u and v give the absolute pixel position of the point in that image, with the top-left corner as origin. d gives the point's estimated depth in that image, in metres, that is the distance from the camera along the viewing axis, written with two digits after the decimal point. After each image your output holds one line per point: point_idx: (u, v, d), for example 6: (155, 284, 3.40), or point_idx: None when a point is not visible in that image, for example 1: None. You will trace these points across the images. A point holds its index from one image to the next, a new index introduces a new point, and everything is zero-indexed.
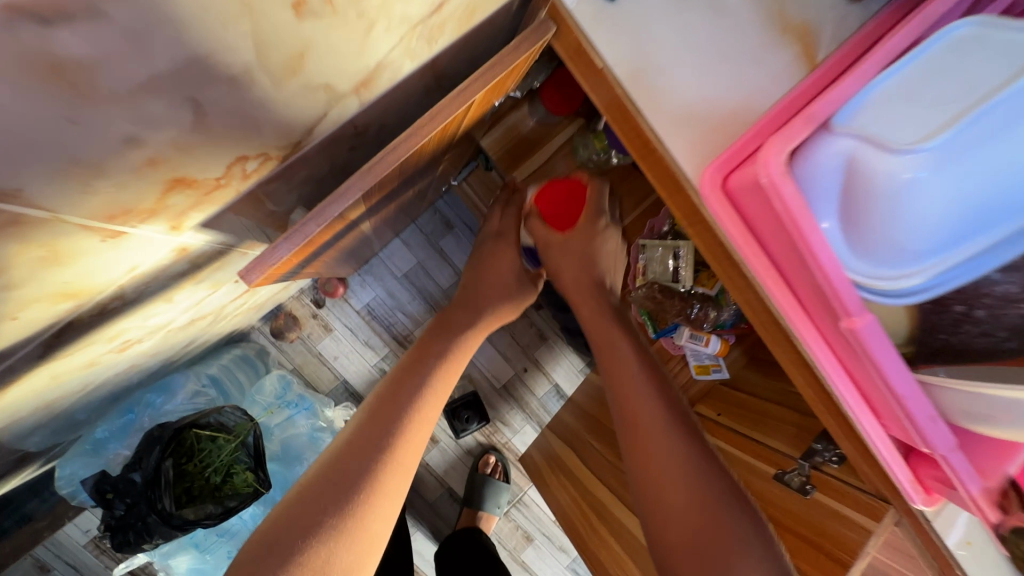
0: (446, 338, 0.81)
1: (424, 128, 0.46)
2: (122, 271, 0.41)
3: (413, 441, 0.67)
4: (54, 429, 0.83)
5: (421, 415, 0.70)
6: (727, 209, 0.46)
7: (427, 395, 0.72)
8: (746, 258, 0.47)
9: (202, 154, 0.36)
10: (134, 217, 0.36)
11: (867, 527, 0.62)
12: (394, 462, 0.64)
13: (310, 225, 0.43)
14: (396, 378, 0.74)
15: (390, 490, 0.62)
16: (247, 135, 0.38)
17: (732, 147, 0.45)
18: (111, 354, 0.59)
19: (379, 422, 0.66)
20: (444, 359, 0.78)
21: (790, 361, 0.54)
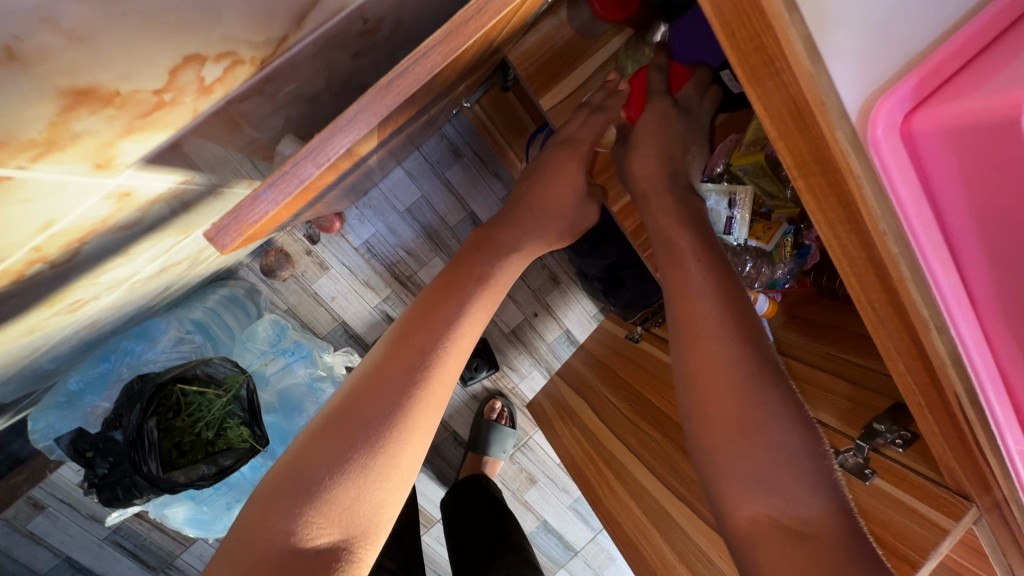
0: (486, 260, 0.64)
1: (467, 25, 0.31)
2: (30, 235, 0.28)
3: (447, 378, 0.55)
4: (20, 381, 0.73)
5: (457, 349, 0.56)
6: (904, 161, 0.35)
7: (464, 324, 0.57)
8: (915, 230, 0.36)
9: (118, 45, 0.23)
10: (18, 155, 0.23)
11: (942, 526, 0.55)
12: (424, 404, 0.52)
13: (305, 165, 0.30)
14: (429, 298, 0.58)
15: (420, 438, 0.51)
16: (191, 16, 0.25)
17: (923, 75, 0.34)
18: (58, 317, 0.47)
19: (407, 356, 0.53)
20: (485, 281, 0.61)
21: (895, 350, 0.42)
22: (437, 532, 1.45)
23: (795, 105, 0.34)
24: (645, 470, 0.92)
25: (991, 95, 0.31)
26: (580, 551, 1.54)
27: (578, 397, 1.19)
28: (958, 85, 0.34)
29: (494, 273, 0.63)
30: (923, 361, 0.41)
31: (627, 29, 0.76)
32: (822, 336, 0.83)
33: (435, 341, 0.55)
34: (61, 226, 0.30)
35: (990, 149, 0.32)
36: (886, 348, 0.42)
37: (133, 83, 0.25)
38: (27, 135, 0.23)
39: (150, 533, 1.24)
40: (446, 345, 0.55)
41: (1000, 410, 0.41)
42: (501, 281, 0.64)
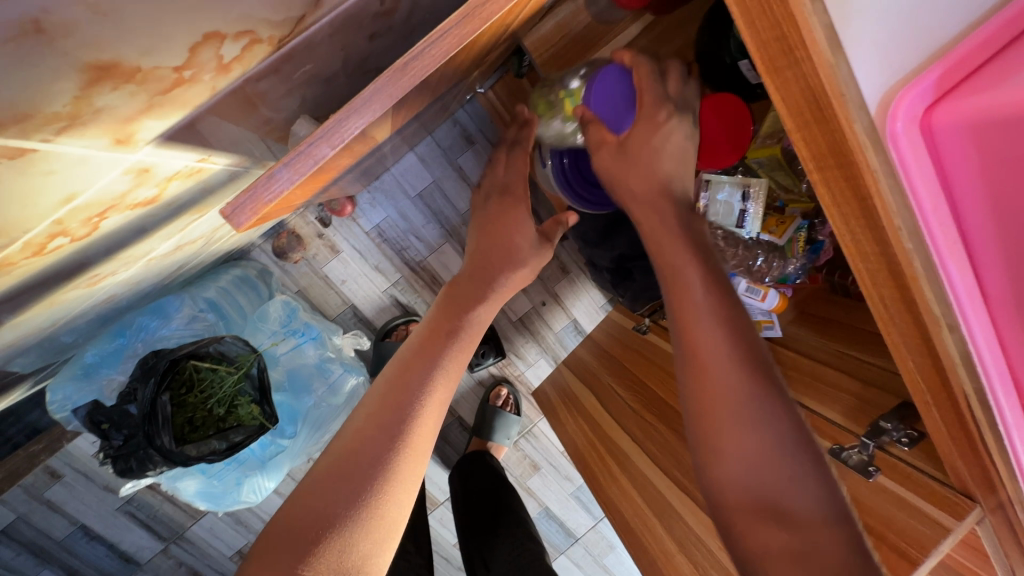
0: (457, 310, 0.67)
1: (483, 8, 0.30)
2: (53, 208, 0.29)
3: (426, 433, 0.57)
4: (39, 353, 0.74)
5: (434, 404, 0.59)
6: (923, 155, 0.35)
7: (439, 378, 0.60)
8: (930, 225, 0.36)
9: (143, 23, 0.22)
10: (42, 127, 0.23)
11: (944, 524, 0.55)
12: (407, 459, 0.54)
13: (321, 146, 0.30)
14: (405, 357, 0.61)
15: (404, 492, 0.54)
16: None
17: (950, 66, 0.34)
18: (78, 290, 0.48)
19: (388, 413, 0.55)
20: (457, 333, 0.64)
21: (902, 348, 0.41)
22: (441, 514, 1.47)
23: (812, 96, 0.34)
24: (648, 461, 0.92)
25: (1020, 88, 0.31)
26: (581, 538, 1.56)
27: (584, 387, 1.20)
28: (983, 77, 0.33)
29: (464, 325, 0.66)
30: (932, 358, 0.40)
31: (645, 16, 0.75)
32: (832, 333, 0.82)
33: (414, 397, 0.57)
34: (83, 200, 0.30)
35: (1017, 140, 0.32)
36: (895, 344, 0.41)
37: (154, 59, 0.25)
38: (51, 109, 0.23)
39: (162, 504, 1.28)
40: (424, 401, 0.57)
41: (1004, 403, 0.41)
42: (473, 329, 0.67)
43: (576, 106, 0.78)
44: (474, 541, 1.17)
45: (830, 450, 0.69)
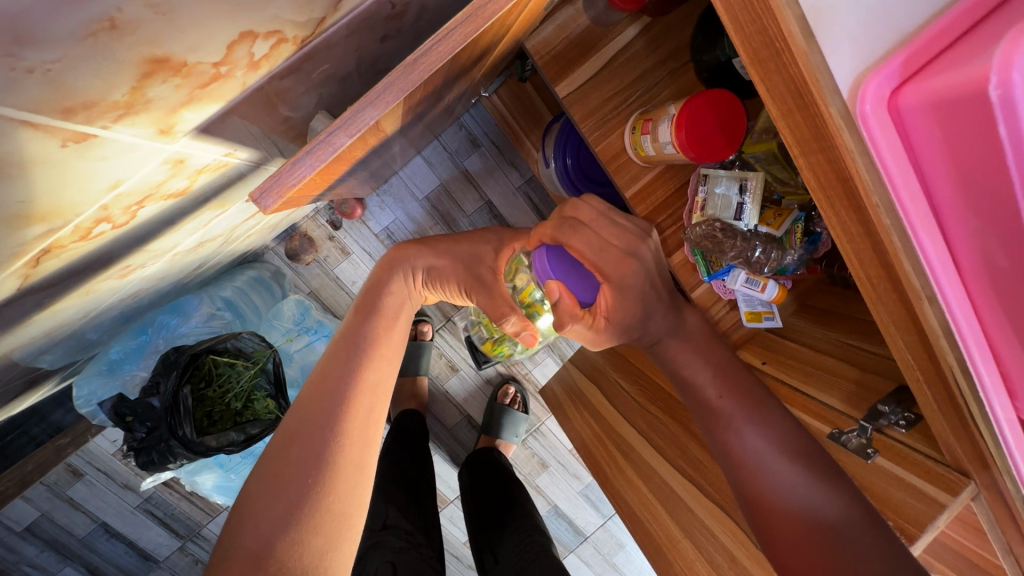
0: (376, 292, 0.74)
1: (486, 7, 0.33)
2: (102, 194, 0.32)
3: (363, 418, 0.63)
4: (66, 349, 0.77)
5: (367, 389, 0.65)
6: (891, 134, 0.35)
7: (371, 365, 0.67)
8: (901, 203, 0.37)
9: (192, 22, 0.26)
10: (102, 115, 0.26)
11: (938, 500, 0.56)
12: (347, 449, 0.60)
13: (339, 135, 0.33)
14: (334, 349, 0.68)
15: (354, 477, 0.59)
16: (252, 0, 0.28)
17: (914, 48, 0.34)
18: (111, 281, 0.52)
19: (323, 405, 0.61)
20: (375, 313, 0.72)
21: (891, 323, 0.43)
22: (451, 513, 1.49)
23: (794, 83, 0.37)
24: (655, 452, 0.93)
25: (975, 69, 0.31)
26: (590, 536, 1.57)
27: (590, 383, 1.22)
28: (948, 59, 0.34)
29: (382, 304, 0.74)
30: (921, 334, 0.42)
31: (642, 17, 0.78)
32: (833, 324, 0.83)
33: (345, 385, 0.63)
34: (126, 187, 0.33)
35: (974, 121, 0.32)
36: (884, 320, 0.43)
37: (198, 55, 0.28)
38: (112, 98, 0.26)
39: (179, 502, 1.31)
40: (354, 386, 0.64)
41: (986, 378, 0.41)
42: (390, 307, 0.74)
43: (577, 105, 0.81)
44: (482, 533, 1.20)
45: (831, 433, 0.71)
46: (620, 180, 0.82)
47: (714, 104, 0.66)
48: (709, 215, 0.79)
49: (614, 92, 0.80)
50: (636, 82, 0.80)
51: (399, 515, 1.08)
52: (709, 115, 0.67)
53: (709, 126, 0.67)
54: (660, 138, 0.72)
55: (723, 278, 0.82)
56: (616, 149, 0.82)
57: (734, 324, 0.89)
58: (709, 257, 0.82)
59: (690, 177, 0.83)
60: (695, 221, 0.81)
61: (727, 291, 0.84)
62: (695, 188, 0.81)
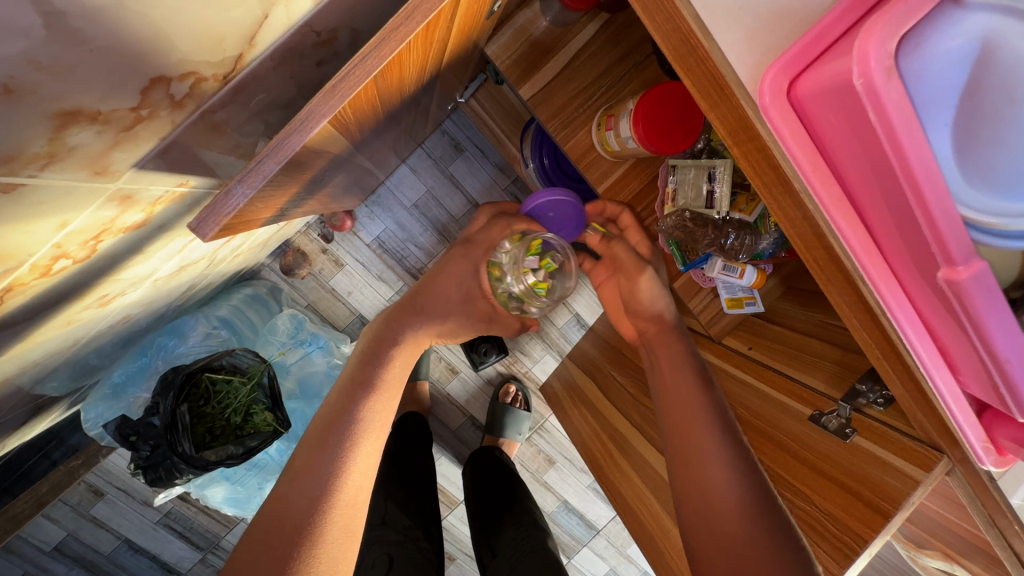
0: (372, 361, 0.73)
1: (398, 30, 0.35)
2: (51, 234, 0.34)
3: (359, 475, 0.63)
4: (69, 373, 0.81)
5: (365, 452, 0.65)
6: (791, 124, 0.35)
7: (363, 436, 0.65)
8: (812, 187, 0.37)
9: (91, 71, 0.28)
10: (27, 165, 0.29)
11: (912, 476, 0.57)
12: (340, 511, 0.59)
13: (267, 163, 0.35)
14: (332, 411, 0.66)
15: (349, 508, 0.60)
16: (152, 50, 0.30)
17: (805, 37, 0.33)
18: (90, 310, 0.55)
19: (312, 476, 0.59)
20: (374, 384, 0.70)
21: (843, 301, 0.44)
22: (461, 513, 1.51)
23: (714, 78, 0.38)
24: (647, 445, 0.94)
25: (846, 57, 0.30)
26: (602, 529, 1.57)
27: (587, 377, 1.22)
28: (837, 45, 0.32)
29: (380, 373, 0.71)
30: (871, 313, 0.42)
31: (600, 14, 0.79)
32: (817, 305, 0.81)
33: (336, 453, 0.62)
34: (75, 225, 0.36)
35: (852, 114, 0.31)
36: (838, 301, 0.44)
37: (111, 103, 0.30)
38: (32, 150, 0.28)
39: (197, 516, 1.36)
40: (347, 457, 0.62)
41: (922, 351, 0.40)
42: (390, 376, 0.72)
43: (542, 106, 0.82)
44: (481, 530, 1.22)
45: (809, 415, 0.69)
46: (591, 176, 0.82)
47: (670, 97, 0.68)
48: (679, 206, 0.80)
49: (577, 92, 0.81)
50: (598, 81, 0.81)
51: (398, 511, 1.12)
52: (665, 111, 0.68)
53: (666, 117, 0.67)
54: (622, 133, 0.72)
55: (701, 266, 0.82)
56: (585, 147, 0.82)
57: (717, 312, 0.88)
58: (684, 247, 0.84)
59: (658, 168, 0.83)
60: (667, 212, 0.81)
61: (705, 279, 0.83)
62: (665, 180, 0.82)
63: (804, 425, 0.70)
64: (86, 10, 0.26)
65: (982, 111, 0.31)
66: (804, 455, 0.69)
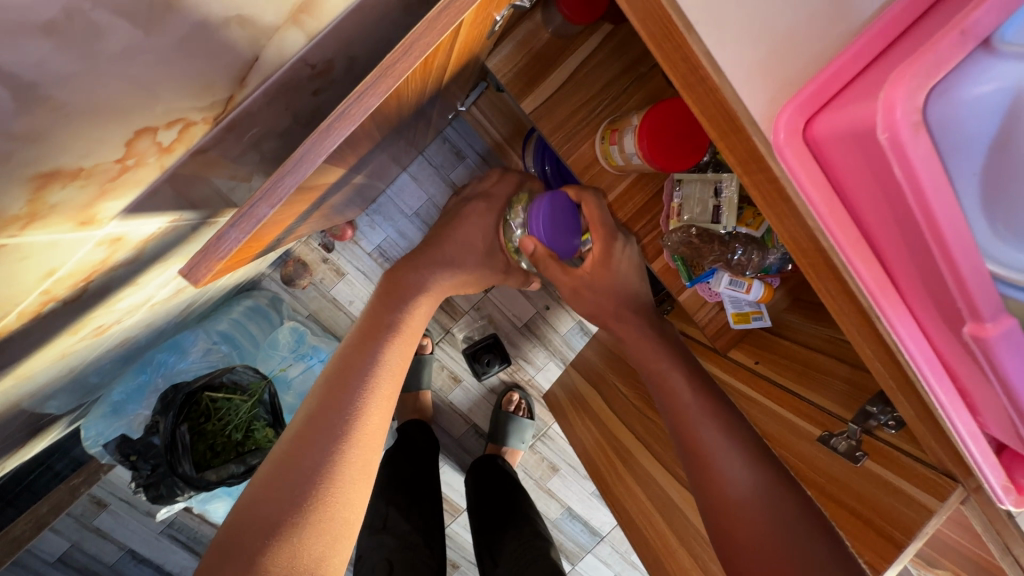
0: (395, 308, 0.76)
1: (395, 66, 0.33)
2: (37, 283, 0.34)
3: (377, 413, 0.63)
4: (70, 393, 0.81)
5: (383, 393, 0.65)
6: (807, 165, 0.34)
7: (382, 377, 0.66)
8: (829, 229, 0.35)
9: (69, 133, 0.27)
10: (7, 227, 0.28)
11: (927, 505, 0.55)
12: (359, 447, 0.58)
13: (261, 206, 0.34)
14: (352, 351, 0.68)
15: (366, 444, 0.60)
16: (134, 104, 0.30)
17: (822, 76, 0.31)
18: (86, 340, 0.54)
19: (333, 406, 0.60)
20: (395, 329, 0.73)
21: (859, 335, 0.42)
22: (464, 521, 1.51)
23: (724, 110, 0.37)
24: (653, 459, 0.93)
25: (870, 103, 0.29)
26: (606, 536, 1.57)
27: (590, 387, 1.20)
28: (857, 86, 0.30)
29: (402, 321, 0.75)
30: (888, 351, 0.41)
31: (604, 25, 0.77)
32: (825, 319, 0.78)
33: (358, 390, 0.62)
34: (64, 271, 0.35)
35: (874, 162, 0.29)
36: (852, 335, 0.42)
37: (94, 158, 0.30)
38: (12, 211, 0.28)
39: (201, 525, 1.36)
40: (368, 394, 0.63)
41: (942, 394, 0.39)
42: (411, 326, 0.76)
43: (545, 120, 0.80)
44: (483, 538, 1.23)
45: (819, 437, 0.68)
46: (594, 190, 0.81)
47: (675, 112, 0.66)
48: (685, 220, 0.78)
49: (580, 105, 0.80)
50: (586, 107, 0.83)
51: (399, 517, 1.13)
52: (672, 125, 0.66)
53: (673, 134, 0.66)
54: (627, 148, 0.70)
55: (707, 281, 0.79)
56: (588, 160, 0.81)
57: (722, 326, 0.85)
58: (690, 262, 0.80)
59: (662, 183, 0.81)
60: (672, 227, 0.79)
61: (712, 294, 0.80)
62: (671, 194, 0.79)
63: (813, 446, 0.69)
64: (60, 78, 0.25)
65: (1009, 164, 0.30)
66: (813, 476, 0.68)
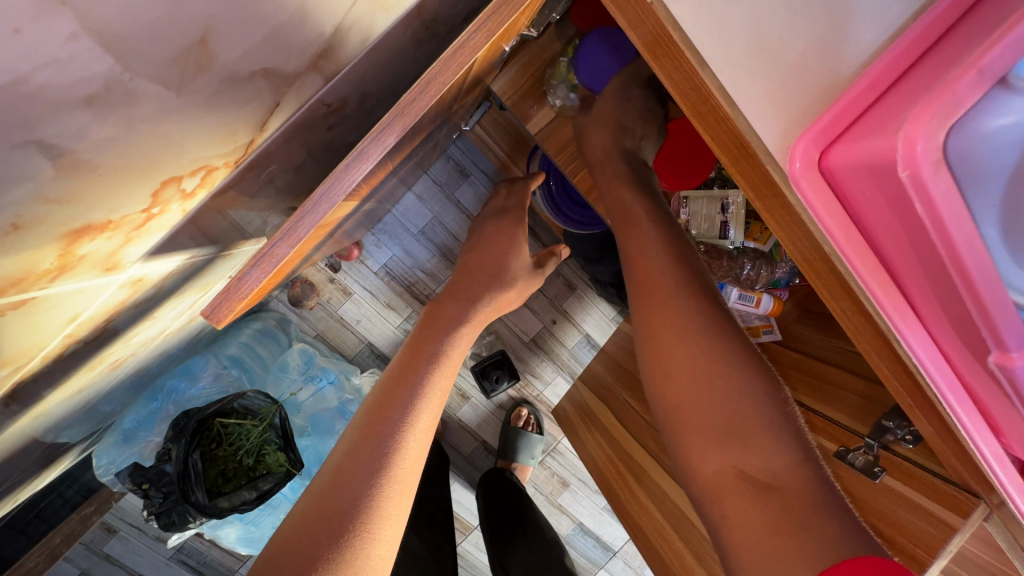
0: (441, 334, 0.69)
1: (411, 105, 0.34)
2: (61, 327, 0.35)
3: (416, 452, 0.58)
4: (83, 422, 0.81)
5: (422, 429, 0.60)
6: (826, 195, 0.34)
7: (423, 411, 0.61)
8: (849, 258, 0.35)
9: (100, 190, 0.28)
10: (38, 281, 0.30)
11: (949, 523, 0.54)
12: (396, 490, 0.54)
13: (280, 247, 0.34)
14: (390, 380, 0.63)
15: (403, 485, 0.55)
16: (161, 158, 0.31)
17: (837, 108, 0.32)
18: (102, 373, 0.55)
19: (370, 449, 0.55)
20: (439, 359, 0.66)
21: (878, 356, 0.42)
22: (475, 539, 1.49)
23: (738, 137, 0.37)
24: (666, 475, 0.92)
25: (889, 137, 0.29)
26: (619, 551, 1.55)
27: (599, 400, 1.20)
28: (872, 120, 0.31)
29: (444, 349, 0.68)
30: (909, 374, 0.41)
31: None
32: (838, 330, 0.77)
33: (396, 427, 0.57)
34: (86, 315, 0.37)
35: (894, 195, 0.30)
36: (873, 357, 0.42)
37: (122, 211, 0.31)
38: (44, 266, 0.29)
39: (210, 549, 1.34)
40: (408, 430, 0.58)
41: (965, 417, 0.39)
42: (454, 353, 0.69)
43: (550, 140, 0.81)
44: (494, 549, 1.22)
45: (836, 452, 0.67)
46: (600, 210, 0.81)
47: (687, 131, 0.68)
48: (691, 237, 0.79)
49: None
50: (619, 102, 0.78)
51: (415, 538, 1.12)
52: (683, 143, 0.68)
53: None
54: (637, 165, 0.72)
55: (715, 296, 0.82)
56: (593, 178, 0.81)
57: None
58: None
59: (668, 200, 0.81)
60: None
61: None
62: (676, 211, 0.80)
63: (832, 462, 0.68)
64: (96, 143, 0.26)
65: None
66: None
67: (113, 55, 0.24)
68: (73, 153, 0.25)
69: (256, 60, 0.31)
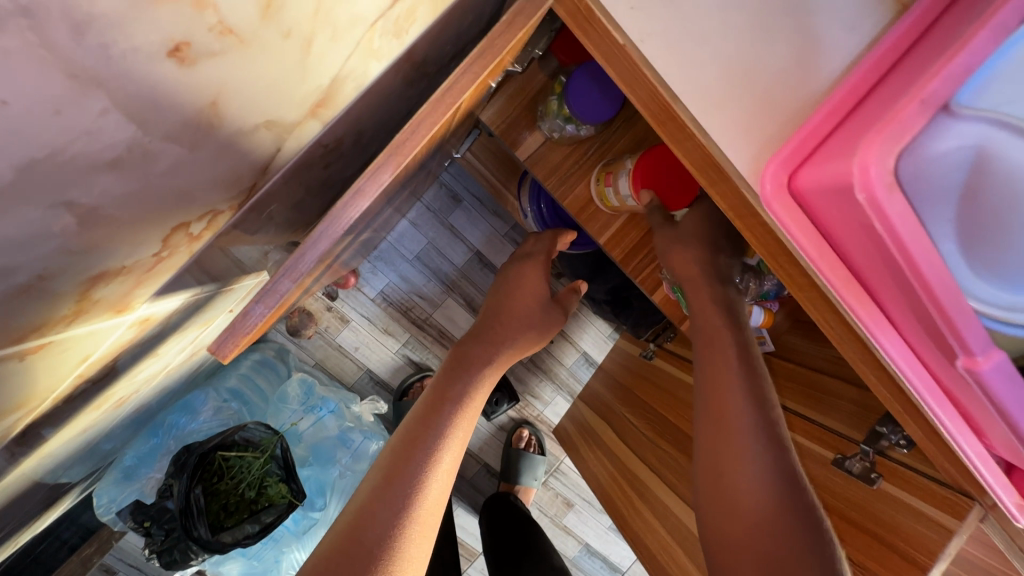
0: (460, 377, 0.71)
1: (404, 145, 0.36)
2: (72, 368, 0.37)
3: (437, 496, 0.59)
4: (84, 462, 0.81)
5: (444, 471, 0.61)
6: (796, 214, 0.37)
7: (446, 452, 0.62)
8: (823, 272, 0.37)
9: (117, 240, 0.30)
10: (55, 326, 0.31)
11: (947, 526, 0.55)
12: (417, 533, 0.54)
13: (283, 282, 0.36)
14: (412, 425, 0.64)
15: (423, 532, 0.55)
16: (173, 207, 0.32)
17: (799, 135, 0.35)
18: (106, 411, 0.56)
19: (392, 488, 0.56)
20: (462, 403, 0.68)
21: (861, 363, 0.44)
22: (481, 565, 1.47)
23: (714, 162, 0.39)
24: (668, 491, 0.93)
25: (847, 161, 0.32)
26: (627, 571, 1.53)
27: (599, 418, 1.20)
28: (832, 144, 0.34)
29: (467, 391, 0.69)
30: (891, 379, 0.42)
31: None
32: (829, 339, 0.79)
33: (418, 469, 0.58)
34: (96, 356, 0.38)
35: (855, 214, 0.32)
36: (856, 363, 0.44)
37: (135, 256, 0.33)
38: (61, 312, 0.31)
39: None
40: (430, 472, 0.59)
41: (946, 420, 0.40)
42: (475, 399, 0.70)
43: (539, 165, 0.83)
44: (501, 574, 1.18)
45: (834, 460, 0.68)
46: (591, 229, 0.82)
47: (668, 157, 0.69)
48: None
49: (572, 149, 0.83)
50: (605, 125, 0.81)
51: None
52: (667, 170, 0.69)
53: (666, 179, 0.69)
54: (622, 189, 0.73)
55: None
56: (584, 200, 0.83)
57: None
58: None
59: None
60: None
61: None
62: None
63: (831, 470, 0.69)
64: (114, 199, 0.28)
65: (983, 211, 0.32)
66: (833, 502, 0.68)
67: (135, 122, 0.25)
68: (95, 210, 0.27)
69: (262, 113, 0.33)
